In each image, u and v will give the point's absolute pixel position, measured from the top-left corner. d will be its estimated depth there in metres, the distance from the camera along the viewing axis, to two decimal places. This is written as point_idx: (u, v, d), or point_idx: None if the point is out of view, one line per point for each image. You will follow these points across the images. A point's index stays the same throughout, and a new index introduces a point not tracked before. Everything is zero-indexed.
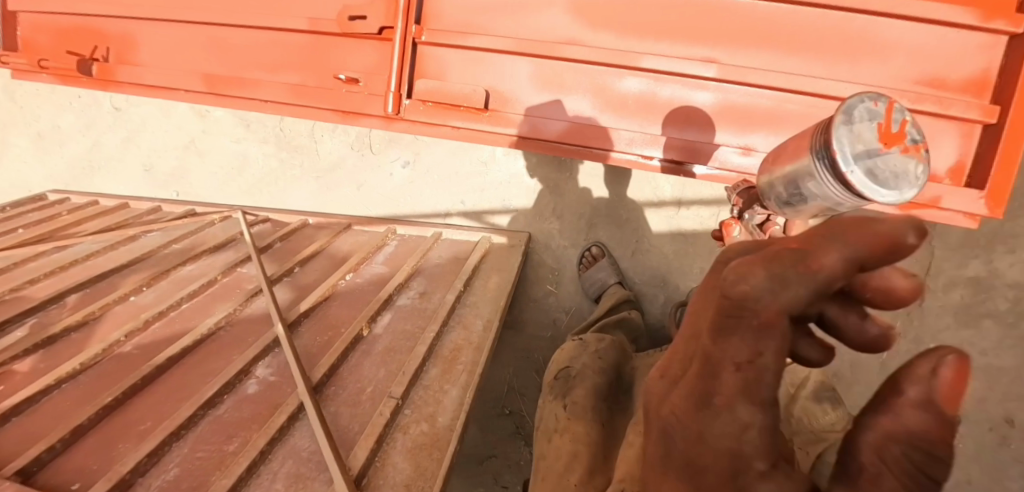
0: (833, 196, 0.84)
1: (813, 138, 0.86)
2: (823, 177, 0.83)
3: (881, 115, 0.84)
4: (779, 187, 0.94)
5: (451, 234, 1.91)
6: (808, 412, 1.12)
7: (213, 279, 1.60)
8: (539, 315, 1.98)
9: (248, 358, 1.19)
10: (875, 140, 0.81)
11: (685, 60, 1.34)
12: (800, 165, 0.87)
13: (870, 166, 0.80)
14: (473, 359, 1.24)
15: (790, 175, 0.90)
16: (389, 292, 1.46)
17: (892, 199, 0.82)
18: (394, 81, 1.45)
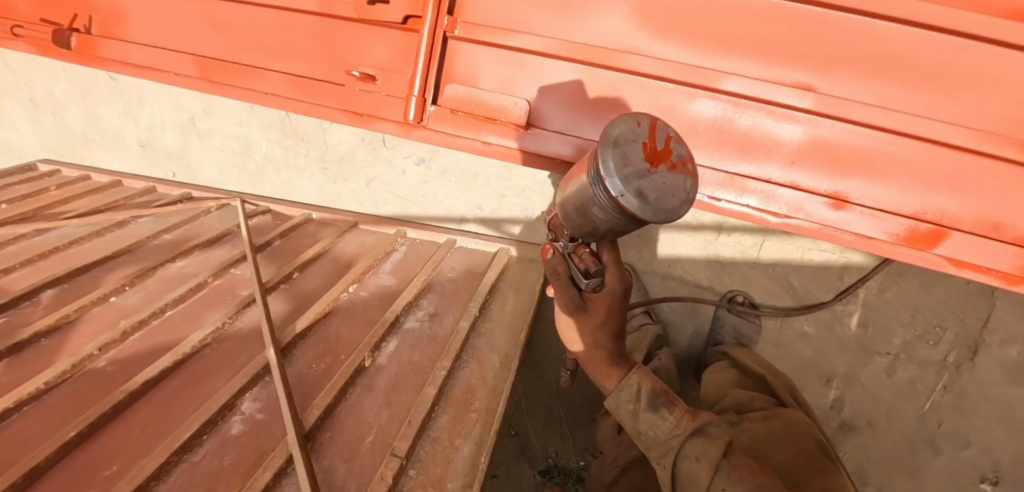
0: (615, 219, 0.91)
1: (591, 169, 0.92)
2: (602, 202, 0.91)
3: (645, 134, 0.88)
4: (574, 214, 1.01)
5: (466, 243, 1.75)
6: (654, 427, 1.11)
7: (203, 282, 1.44)
8: (555, 335, 1.84)
9: (233, 390, 1.05)
10: (642, 162, 0.87)
11: (773, 85, 1.17)
12: (583, 194, 0.95)
13: (638, 187, 0.86)
14: (489, 404, 1.10)
15: (579, 203, 0.97)
16: (396, 313, 1.31)
17: (664, 218, 0.87)
18: (418, 85, 1.32)
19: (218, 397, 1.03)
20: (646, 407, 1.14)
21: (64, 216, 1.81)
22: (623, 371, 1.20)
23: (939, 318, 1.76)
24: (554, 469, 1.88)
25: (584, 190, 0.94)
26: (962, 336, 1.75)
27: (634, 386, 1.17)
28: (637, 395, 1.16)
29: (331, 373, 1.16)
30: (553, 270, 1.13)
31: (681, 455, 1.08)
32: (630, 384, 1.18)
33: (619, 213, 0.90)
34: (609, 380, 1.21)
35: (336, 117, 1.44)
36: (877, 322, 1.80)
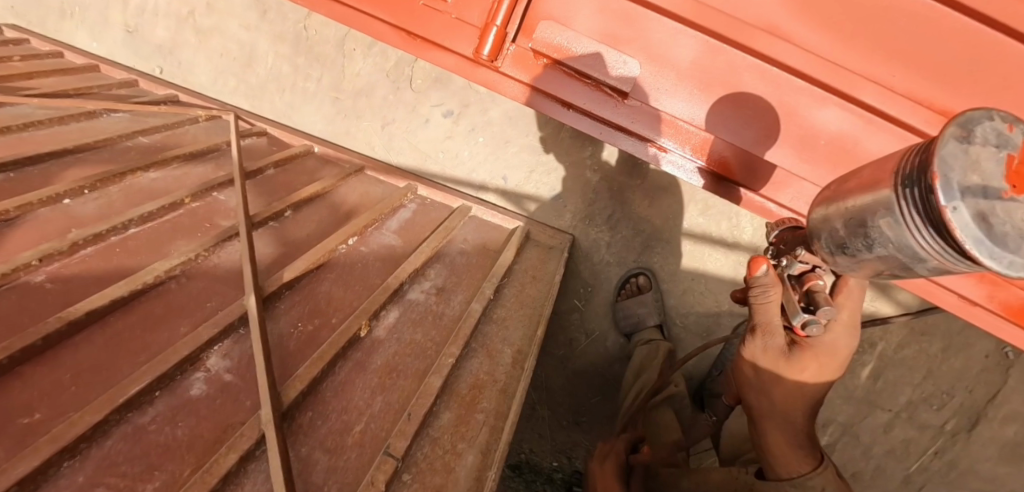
0: (912, 248, 0.65)
1: (909, 164, 0.65)
2: (904, 213, 0.64)
3: (1022, 143, 0.58)
4: (839, 219, 0.75)
5: (481, 213, 1.57)
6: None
7: (177, 202, 1.24)
8: (556, 332, 1.67)
9: (199, 342, 0.90)
10: (998, 172, 0.57)
11: (911, 104, 1.07)
12: (876, 197, 0.69)
13: (983, 208, 0.57)
14: (498, 406, 0.94)
15: (861, 207, 0.71)
16: (400, 280, 1.13)
17: (1005, 264, 0.58)
18: (502, 15, 1.12)
19: (180, 347, 0.87)
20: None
21: (22, 92, 1.53)
22: (808, 465, 1.00)
23: (949, 384, 1.67)
24: (525, 466, 1.73)
25: (878, 194, 0.69)
26: (967, 406, 1.67)
27: (817, 490, 0.98)
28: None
29: (316, 340, 0.99)
30: (760, 286, 0.89)
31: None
32: (812, 488, 0.97)
33: (926, 236, 0.63)
34: (795, 463, 1.01)
35: (385, 36, 1.24)
36: (888, 377, 1.71)
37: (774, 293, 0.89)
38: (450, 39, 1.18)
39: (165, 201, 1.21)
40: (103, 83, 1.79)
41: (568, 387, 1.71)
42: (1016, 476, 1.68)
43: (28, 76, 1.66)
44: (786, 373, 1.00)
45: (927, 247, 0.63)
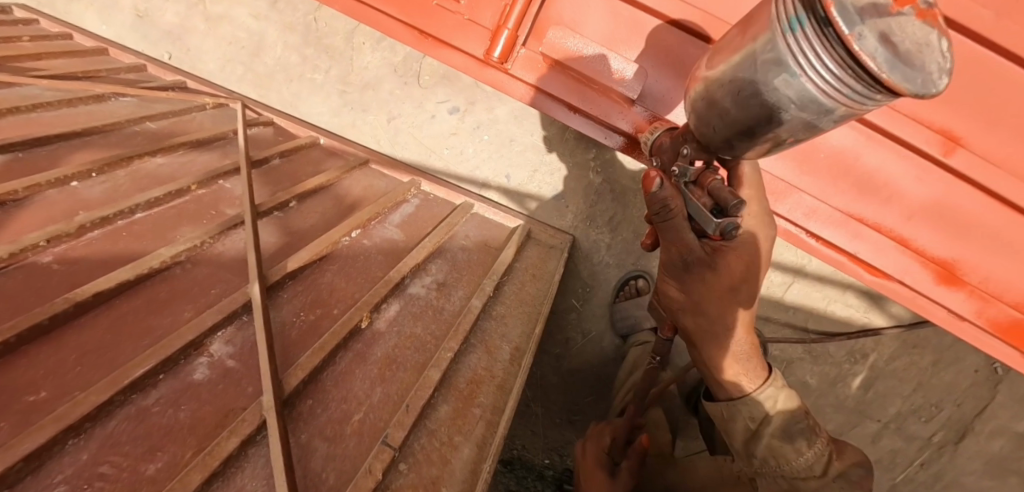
0: (814, 95, 0.70)
1: (783, 17, 0.72)
2: (804, 63, 0.70)
3: None
4: (721, 96, 0.80)
5: (484, 210, 1.58)
6: (778, 452, 1.03)
7: (183, 189, 1.25)
8: (553, 330, 1.69)
9: (203, 327, 0.91)
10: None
11: (913, 123, 1.14)
12: (761, 57, 0.74)
13: (881, 29, 0.63)
14: (495, 401, 0.96)
15: (744, 77, 0.76)
16: (401, 274, 1.15)
17: (915, 83, 0.63)
18: (514, 17, 1.15)
19: (185, 332, 0.88)
20: (777, 432, 1.03)
21: (31, 74, 1.54)
22: (756, 383, 1.06)
23: (938, 397, 1.69)
24: (517, 462, 1.76)
25: (761, 54, 0.74)
26: (954, 420, 1.69)
27: (766, 406, 1.05)
28: (765, 415, 1.05)
29: (317, 329, 1.00)
30: (658, 202, 0.89)
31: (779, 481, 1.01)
32: (762, 403, 1.05)
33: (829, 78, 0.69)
34: (748, 381, 1.08)
35: (396, 32, 1.25)
36: (879, 388, 1.73)
37: (676, 205, 0.89)
38: (462, 37, 1.20)
39: (172, 187, 1.22)
40: (111, 67, 1.79)
41: (562, 385, 1.72)
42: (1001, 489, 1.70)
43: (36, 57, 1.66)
44: (715, 283, 1.00)
45: (833, 89, 0.69)
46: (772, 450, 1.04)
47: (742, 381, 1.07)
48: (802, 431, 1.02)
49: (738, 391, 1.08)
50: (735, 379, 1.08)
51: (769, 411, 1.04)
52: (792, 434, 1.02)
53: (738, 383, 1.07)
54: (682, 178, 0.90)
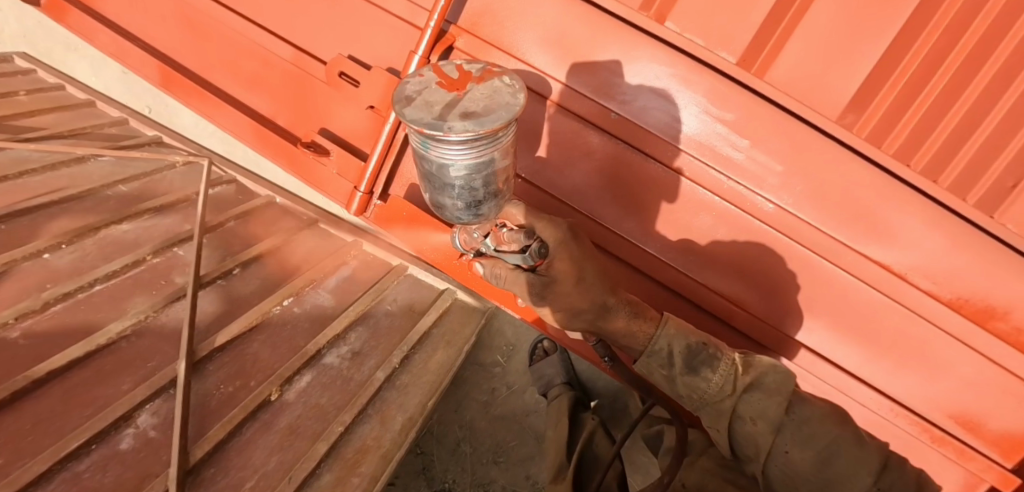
0: (477, 163, 0.81)
1: (414, 142, 0.82)
2: (447, 154, 0.79)
3: (433, 78, 0.85)
4: (445, 201, 0.88)
5: (417, 272, 1.74)
6: (695, 390, 1.10)
7: (138, 260, 1.43)
8: (479, 380, 1.88)
9: (132, 403, 1.10)
10: (446, 95, 0.81)
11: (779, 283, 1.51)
12: (432, 172, 0.84)
13: (460, 112, 0.77)
14: (374, 470, 1.17)
15: (428, 174, 0.85)
16: (318, 347, 1.33)
17: (506, 115, 0.77)
18: (366, 180, 1.19)
19: (116, 409, 1.07)
20: (686, 371, 1.11)
21: (21, 135, 1.72)
22: (650, 328, 1.16)
23: None
24: None
25: (430, 169, 0.84)
26: None
27: (664, 349, 1.14)
28: (669, 359, 1.13)
29: (233, 401, 1.18)
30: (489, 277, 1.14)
31: (755, 420, 1.06)
32: (663, 347, 1.13)
33: (464, 145, 0.78)
34: (642, 333, 1.16)
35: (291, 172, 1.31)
36: None
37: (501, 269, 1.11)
38: (334, 191, 1.25)
39: (129, 259, 1.41)
40: (96, 123, 1.99)
41: (489, 429, 1.86)
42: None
43: (31, 115, 1.87)
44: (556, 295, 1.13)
45: (479, 152, 0.79)
46: (691, 387, 1.11)
47: (651, 345, 1.15)
48: (727, 374, 1.09)
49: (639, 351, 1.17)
50: (626, 319, 1.16)
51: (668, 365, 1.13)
52: (714, 383, 1.08)
53: (633, 325, 1.16)
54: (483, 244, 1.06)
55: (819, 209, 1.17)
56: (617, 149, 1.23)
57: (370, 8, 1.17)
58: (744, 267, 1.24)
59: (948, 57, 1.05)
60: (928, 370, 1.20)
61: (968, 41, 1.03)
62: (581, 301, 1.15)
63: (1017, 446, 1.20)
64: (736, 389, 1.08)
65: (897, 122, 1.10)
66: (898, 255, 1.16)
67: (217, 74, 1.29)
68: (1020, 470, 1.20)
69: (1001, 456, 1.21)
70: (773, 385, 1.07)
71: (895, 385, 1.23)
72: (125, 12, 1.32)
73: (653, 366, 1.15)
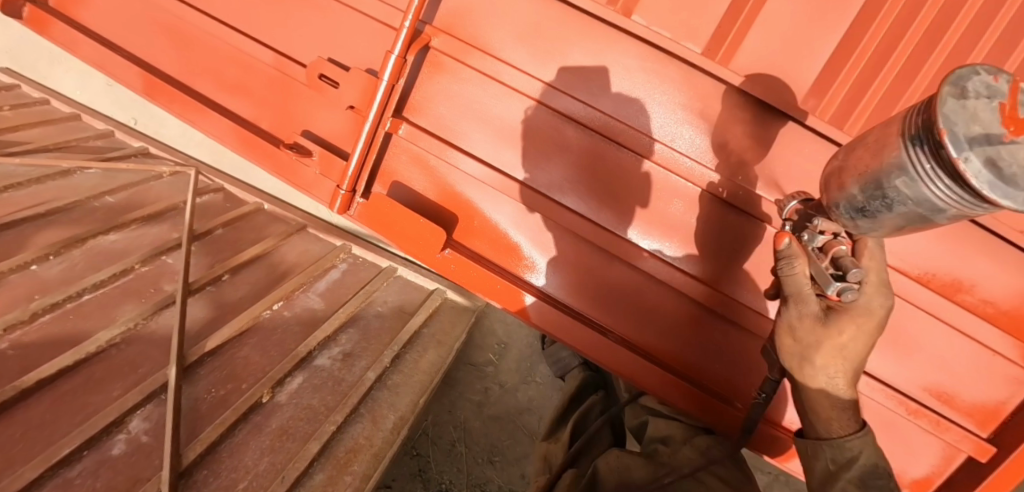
0: (931, 200, 0.72)
1: (909, 139, 0.72)
2: (923, 173, 0.71)
3: (1009, 92, 0.66)
4: (856, 187, 0.80)
5: (407, 273, 1.76)
6: None
7: (127, 268, 1.44)
8: (472, 380, 1.89)
9: (124, 408, 1.11)
10: (992, 120, 0.65)
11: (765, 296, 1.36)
12: (883, 163, 0.76)
13: (993, 154, 0.64)
14: (367, 469, 1.18)
15: (872, 181, 0.77)
16: (309, 348, 1.35)
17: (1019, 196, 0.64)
18: (348, 179, 1.21)
19: (107, 414, 1.08)
20: (857, 479, 0.99)
21: (6, 149, 1.71)
22: (851, 428, 1.05)
23: None
24: None
25: (886, 173, 0.75)
26: None
27: (852, 451, 1.02)
28: (848, 461, 1.02)
29: (225, 404, 1.18)
30: (784, 258, 0.96)
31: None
32: (849, 450, 1.02)
33: (957, 189, 0.69)
34: (840, 426, 1.06)
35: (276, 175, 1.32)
36: None
37: (800, 264, 0.95)
38: (320, 192, 1.26)
39: (117, 268, 1.42)
40: (82, 136, 1.98)
41: (483, 429, 1.86)
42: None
43: (15, 129, 1.83)
44: (824, 336, 1.02)
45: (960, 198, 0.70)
46: None
47: (842, 429, 1.06)
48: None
49: (817, 403, 1.08)
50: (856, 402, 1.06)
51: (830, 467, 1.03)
52: None
53: (841, 412, 1.07)
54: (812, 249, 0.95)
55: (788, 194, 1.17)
56: (592, 141, 1.20)
57: (348, 11, 1.20)
58: (728, 249, 1.22)
59: (903, 39, 1.08)
60: (902, 346, 1.23)
61: (919, 28, 1.07)
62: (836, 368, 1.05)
63: (994, 414, 1.22)
64: None
65: (859, 100, 1.11)
66: None
67: (201, 81, 1.31)
68: (994, 439, 1.22)
69: (978, 425, 1.24)
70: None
71: (877, 364, 1.26)
72: (108, 22, 1.34)
73: (823, 466, 1.05)
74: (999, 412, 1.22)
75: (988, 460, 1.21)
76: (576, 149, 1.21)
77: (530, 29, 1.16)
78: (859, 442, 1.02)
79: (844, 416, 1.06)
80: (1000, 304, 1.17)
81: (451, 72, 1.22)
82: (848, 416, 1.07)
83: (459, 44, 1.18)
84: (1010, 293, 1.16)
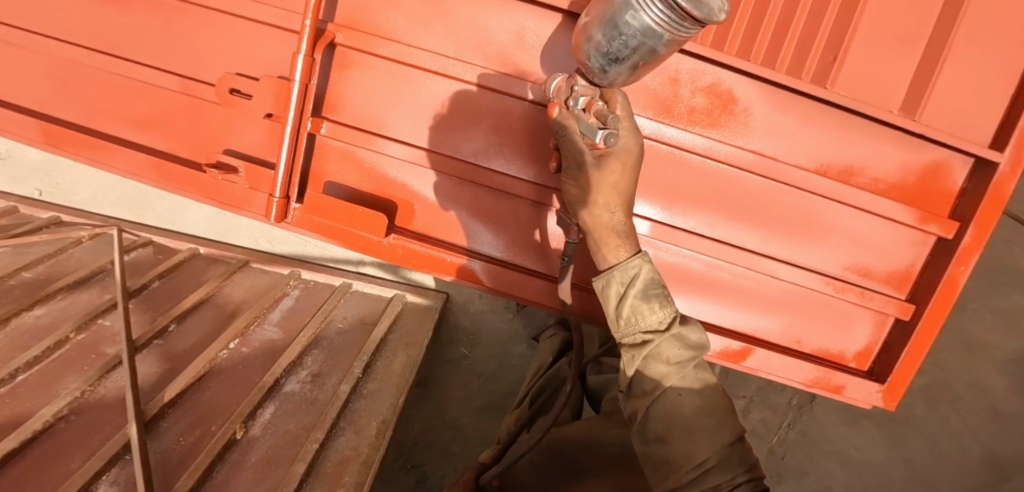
0: (653, 27, 0.83)
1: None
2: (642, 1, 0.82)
3: None
4: (599, 32, 0.89)
5: (363, 287, 1.74)
6: (639, 314, 1.04)
7: (61, 339, 1.35)
8: (450, 377, 1.87)
9: (87, 477, 1.04)
10: None
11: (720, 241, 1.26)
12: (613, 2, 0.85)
13: None
14: (358, 478, 1.16)
15: (609, 16, 0.86)
16: (275, 377, 1.30)
17: (704, 15, 0.77)
18: (279, 187, 1.19)
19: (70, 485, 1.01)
20: (641, 294, 1.04)
21: None
22: (631, 249, 1.08)
23: None
24: None
25: (619, 11, 0.84)
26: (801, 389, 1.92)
27: (634, 268, 1.05)
28: (632, 279, 1.05)
29: (197, 449, 1.14)
30: (557, 125, 1.02)
31: (669, 360, 1.01)
32: (632, 268, 1.05)
33: (663, 9, 0.80)
34: (616, 251, 1.08)
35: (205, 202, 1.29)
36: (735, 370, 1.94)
37: (571, 124, 1.01)
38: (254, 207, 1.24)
39: (50, 341, 1.33)
40: None
41: (474, 423, 1.86)
42: (854, 431, 1.92)
43: None
44: (602, 180, 1.05)
45: (670, 20, 0.81)
46: (636, 310, 1.04)
47: (625, 251, 1.08)
48: (661, 298, 1.04)
49: (595, 226, 1.08)
50: (618, 220, 1.08)
51: (621, 288, 1.06)
52: (651, 310, 1.03)
53: (612, 232, 1.08)
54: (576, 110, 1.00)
55: (682, 113, 1.17)
56: (506, 104, 1.23)
57: (236, 23, 1.18)
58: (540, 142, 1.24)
59: None
60: (815, 237, 1.24)
61: None
62: (605, 195, 1.06)
63: (910, 277, 1.25)
64: (681, 335, 1.03)
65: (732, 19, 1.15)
66: (765, 142, 1.18)
67: (107, 127, 1.26)
68: (913, 298, 1.25)
69: (897, 290, 1.26)
70: (693, 341, 1.03)
71: (793, 256, 1.25)
72: None
73: (618, 289, 1.06)
74: (911, 275, 1.25)
75: (911, 317, 1.23)
76: (495, 113, 1.23)
77: (432, 10, 1.18)
78: (642, 261, 1.05)
79: (627, 242, 1.08)
80: (889, 179, 1.20)
81: (357, 60, 1.22)
82: (626, 241, 1.08)
83: (364, 36, 1.18)
84: (894, 165, 1.19)
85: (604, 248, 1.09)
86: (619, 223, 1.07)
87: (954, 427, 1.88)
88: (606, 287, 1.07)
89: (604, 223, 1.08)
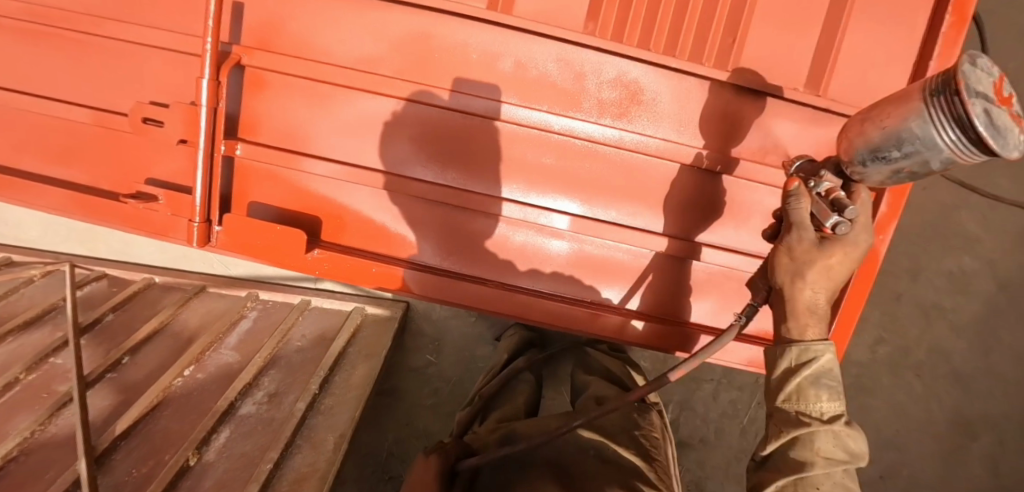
0: (937, 145, 0.79)
1: (925, 88, 0.81)
2: (938, 120, 0.78)
3: (996, 72, 0.78)
4: (871, 132, 0.85)
5: (322, 302, 1.74)
6: (801, 395, 0.89)
7: (10, 381, 1.33)
8: (416, 385, 1.87)
9: None
10: (996, 100, 0.76)
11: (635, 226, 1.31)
12: (903, 120, 0.82)
13: (988, 113, 0.75)
14: None
15: (891, 125, 0.83)
16: (229, 401, 1.30)
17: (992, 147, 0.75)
18: (199, 211, 1.21)
19: None
20: (813, 376, 0.90)
21: None
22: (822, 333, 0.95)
23: None
24: None
25: (905, 128, 0.81)
26: None
27: (819, 352, 0.90)
28: (807, 356, 0.91)
29: (151, 479, 1.13)
30: (794, 196, 0.95)
31: (822, 453, 0.84)
32: (816, 351, 0.90)
33: (959, 136, 0.77)
34: (814, 332, 0.94)
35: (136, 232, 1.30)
36: None
37: (804, 202, 0.94)
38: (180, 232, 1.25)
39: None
40: None
41: (445, 429, 1.87)
42: None
43: None
44: (812, 257, 0.94)
45: (957, 145, 0.78)
46: (800, 388, 0.90)
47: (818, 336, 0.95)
48: (832, 389, 0.89)
49: (796, 307, 0.96)
50: (792, 292, 0.96)
51: (786, 363, 0.93)
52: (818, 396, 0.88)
53: (804, 311, 0.95)
54: (813, 192, 0.96)
55: (591, 106, 1.23)
56: (421, 112, 1.25)
57: (155, 54, 1.20)
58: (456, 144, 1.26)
59: None
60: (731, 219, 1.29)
61: None
62: (823, 280, 0.95)
63: None
64: (842, 433, 0.85)
65: (629, 11, 1.18)
66: (671, 130, 1.23)
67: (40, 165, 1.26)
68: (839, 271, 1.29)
69: None
70: (855, 450, 0.84)
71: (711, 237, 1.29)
72: None
73: (785, 362, 0.93)
74: None
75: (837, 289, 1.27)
76: (414, 119, 1.25)
77: (338, 24, 1.21)
78: (828, 349, 0.90)
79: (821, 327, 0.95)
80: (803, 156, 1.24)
81: (271, 80, 1.24)
82: (817, 325, 0.95)
83: (274, 57, 1.21)
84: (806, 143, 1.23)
85: (789, 325, 0.96)
86: (820, 306, 0.96)
87: (916, 392, 1.92)
88: (780, 361, 0.94)
89: (797, 300, 0.95)
